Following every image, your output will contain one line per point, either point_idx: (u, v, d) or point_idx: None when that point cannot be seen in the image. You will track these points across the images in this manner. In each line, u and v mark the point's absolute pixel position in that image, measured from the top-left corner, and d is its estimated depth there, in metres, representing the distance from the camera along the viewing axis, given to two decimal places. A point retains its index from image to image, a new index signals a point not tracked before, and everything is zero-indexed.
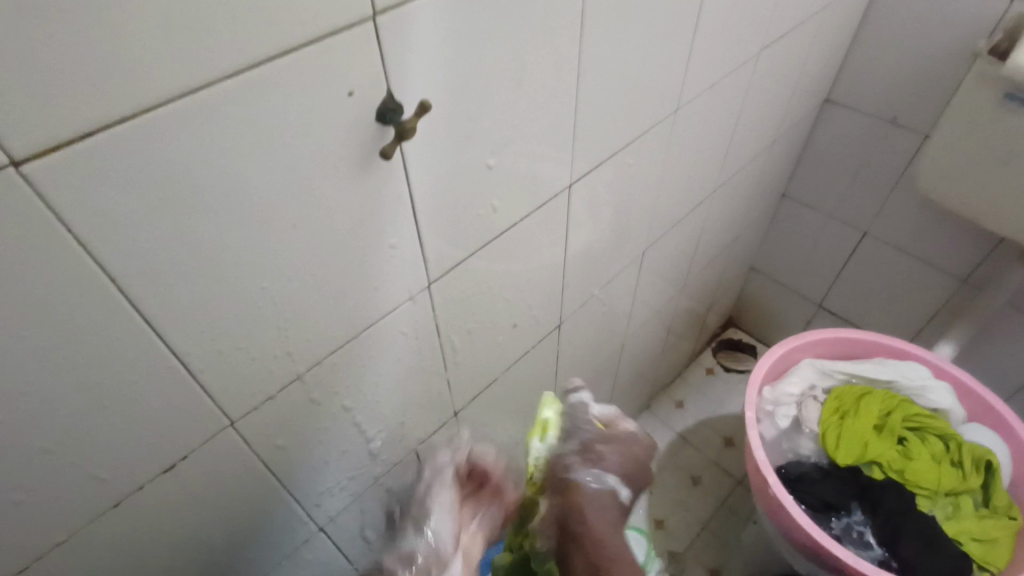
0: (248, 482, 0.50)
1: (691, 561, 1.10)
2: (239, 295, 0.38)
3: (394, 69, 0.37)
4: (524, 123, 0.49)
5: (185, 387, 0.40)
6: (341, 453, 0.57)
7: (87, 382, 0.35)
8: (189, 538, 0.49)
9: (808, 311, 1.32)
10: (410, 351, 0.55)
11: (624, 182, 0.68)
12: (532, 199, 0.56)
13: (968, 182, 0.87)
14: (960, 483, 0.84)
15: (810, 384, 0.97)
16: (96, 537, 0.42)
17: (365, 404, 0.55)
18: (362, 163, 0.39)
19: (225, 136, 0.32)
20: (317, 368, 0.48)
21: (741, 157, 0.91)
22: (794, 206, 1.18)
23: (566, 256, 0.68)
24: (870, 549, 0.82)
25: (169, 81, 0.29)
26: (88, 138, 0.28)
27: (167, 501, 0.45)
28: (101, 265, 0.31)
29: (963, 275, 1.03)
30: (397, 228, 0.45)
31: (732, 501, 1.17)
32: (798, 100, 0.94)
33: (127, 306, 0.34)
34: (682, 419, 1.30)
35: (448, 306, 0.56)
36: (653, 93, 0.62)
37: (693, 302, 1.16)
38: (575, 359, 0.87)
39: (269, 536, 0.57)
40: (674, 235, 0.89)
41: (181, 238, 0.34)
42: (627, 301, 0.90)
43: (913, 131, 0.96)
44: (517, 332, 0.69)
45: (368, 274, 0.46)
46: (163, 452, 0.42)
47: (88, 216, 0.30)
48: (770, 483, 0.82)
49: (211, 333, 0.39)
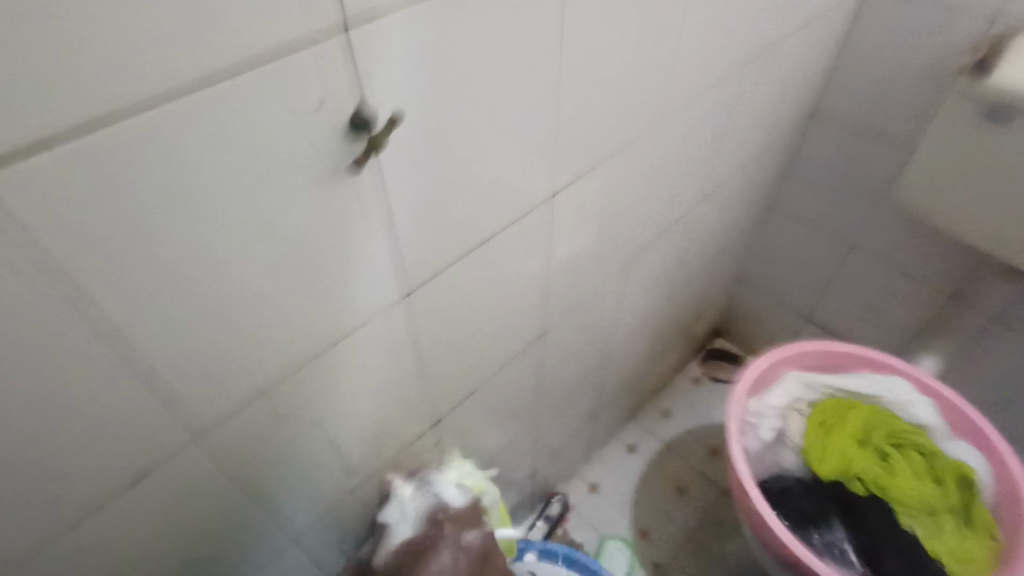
0: (219, 496, 0.49)
1: (676, 572, 1.10)
2: (204, 309, 0.38)
3: (367, 81, 0.37)
4: (502, 136, 0.49)
5: (149, 402, 0.39)
6: (316, 466, 0.56)
7: (46, 399, 0.34)
8: (157, 553, 0.48)
9: (795, 322, 1.32)
10: (385, 363, 0.55)
11: (605, 194, 0.68)
12: (510, 211, 0.56)
13: (951, 199, 0.87)
14: (940, 500, 0.84)
15: (794, 397, 0.96)
16: (58, 554, 0.42)
17: (339, 417, 0.55)
18: (331, 175, 0.39)
19: (187, 149, 0.31)
20: (289, 381, 0.47)
21: (727, 169, 0.91)
22: (781, 218, 1.19)
23: (547, 267, 0.67)
24: (851, 566, 0.82)
25: (129, 94, 0.28)
26: (42, 152, 0.27)
27: (133, 517, 0.44)
28: (58, 279, 0.31)
29: (946, 289, 1.03)
30: (371, 240, 0.44)
31: (716, 513, 1.17)
32: (784, 114, 0.95)
33: (84, 320, 0.33)
34: (668, 429, 1.30)
35: (425, 317, 0.55)
36: (633, 107, 0.62)
37: (679, 312, 1.16)
38: (558, 369, 0.87)
39: (241, 550, 0.56)
40: (658, 247, 0.89)
41: (142, 252, 0.33)
42: (610, 311, 0.89)
43: (898, 146, 0.96)
44: (496, 343, 0.69)
45: (340, 286, 0.45)
46: (127, 467, 0.41)
47: (44, 232, 0.29)
48: (752, 498, 0.81)
49: (175, 347, 0.38)
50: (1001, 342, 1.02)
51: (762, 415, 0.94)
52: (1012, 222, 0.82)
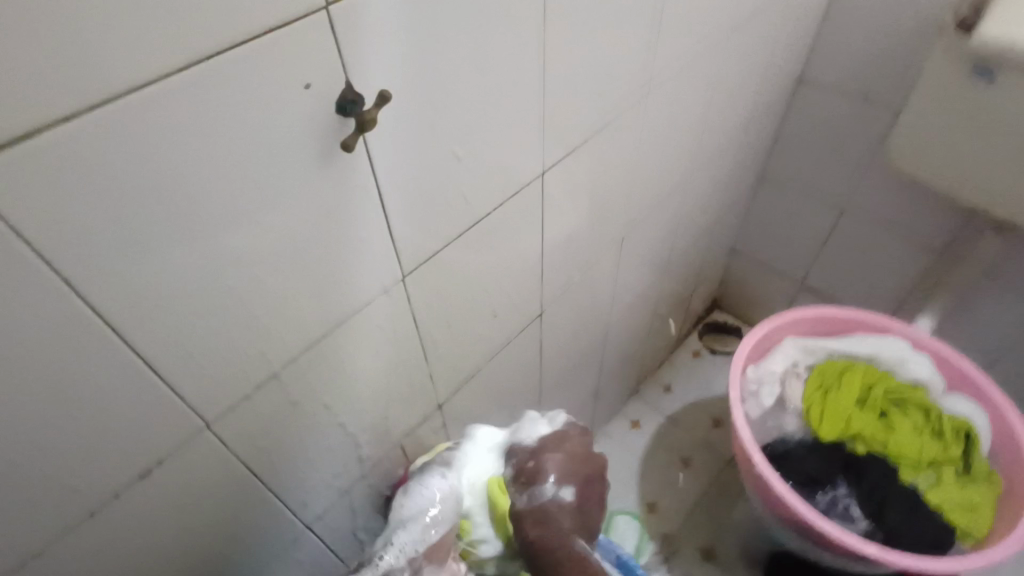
0: (231, 485, 0.50)
1: (684, 542, 1.12)
2: (207, 295, 0.38)
3: (352, 59, 0.37)
4: (491, 111, 0.49)
5: (157, 392, 0.39)
6: (324, 451, 0.57)
7: (52, 391, 0.34)
8: (171, 544, 0.49)
9: (791, 290, 1.33)
10: (388, 346, 0.55)
11: (598, 167, 0.68)
12: (503, 188, 0.56)
13: (938, 158, 0.88)
14: (941, 454, 0.86)
15: (793, 361, 0.97)
16: (76, 546, 0.42)
17: (346, 402, 0.55)
18: (323, 156, 0.39)
19: (178, 134, 0.32)
20: (293, 367, 0.47)
21: (715, 139, 0.91)
22: (772, 186, 1.19)
23: (544, 243, 0.68)
24: (855, 522, 0.83)
25: (119, 78, 0.28)
26: (34, 140, 0.27)
27: (145, 509, 0.44)
28: (55, 271, 0.31)
29: (939, 248, 1.04)
30: (367, 221, 0.45)
31: (722, 482, 1.19)
32: (770, 81, 0.95)
33: (86, 311, 0.33)
34: (670, 402, 1.31)
35: (424, 297, 0.55)
36: (621, 77, 0.61)
37: (676, 285, 1.17)
38: (559, 346, 0.87)
39: (255, 538, 0.57)
40: (652, 218, 0.89)
41: (140, 239, 0.33)
42: (608, 286, 0.89)
43: (885, 107, 0.96)
44: (497, 322, 0.69)
45: (338, 269, 0.45)
46: (138, 458, 0.41)
47: (41, 224, 0.29)
48: (756, 462, 0.83)
49: (177, 337, 0.38)
50: (994, 297, 1.03)
51: (762, 381, 0.95)
52: (1000, 177, 0.83)
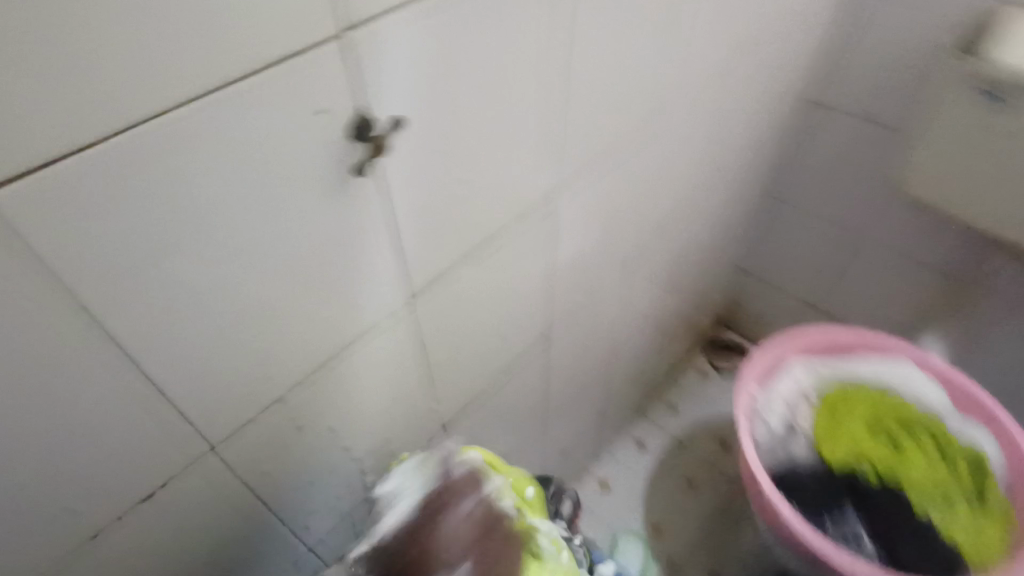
0: (233, 507, 0.49)
1: (689, 566, 1.10)
2: (216, 316, 0.38)
3: (369, 85, 0.37)
4: (503, 136, 0.49)
5: (164, 413, 0.39)
6: (329, 472, 0.56)
7: (60, 412, 0.34)
8: (172, 567, 0.48)
9: (798, 311, 1.32)
10: (395, 367, 0.54)
11: (608, 191, 0.68)
12: (515, 212, 0.56)
13: (949, 182, 0.87)
14: (953, 481, 0.84)
15: (801, 384, 0.96)
16: (74, 569, 0.41)
17: (352, 423, 0.54)
18: (335, 179, 0.39)
19: (192, 156, 0.31)
20: (301, 389, 0.47)
21: (727, 160, 0.91)
22: (782, 206, 1.19)
23: (553, 265, 0.68)
24: (865, 549, 0.82)
25: (137, 104, 0.28)
26: (52, 164, 0.27)
27: (146, 531, 0.44)
28: (69, 292, 0.31)
29: (949, 271, 1.03)
30: (377, 244, 0.44)
31: (728, 505, 1.17)
32: (781, 103, 0.95)
33: (96, 332, 0.33)
34: (676, 423, 1.29)
35: (433, 320, 0.55)
36: (634, 103, 0.62)
37: (683, 304, 1.16)
38: (565, 367, 0.87)
39: (256, 560, 0.56)
40: (661, 240, 0.89)
41: (155, 262, 0.33)
42: (616, 306, 0.89)
43: (894, 130, 0.96)
44: (505, 343, 0.68)
45: (348, 293, 0.45)
46: (141, 480, 0.41)
47: (57, 248, 0.29)
48: (764, 486, 0.81)
49: (184, 359, 0.38)
50: (1006, 324, 1.02)
51: (770, 404, 0.93)
52: (1013, 201, 0.82)
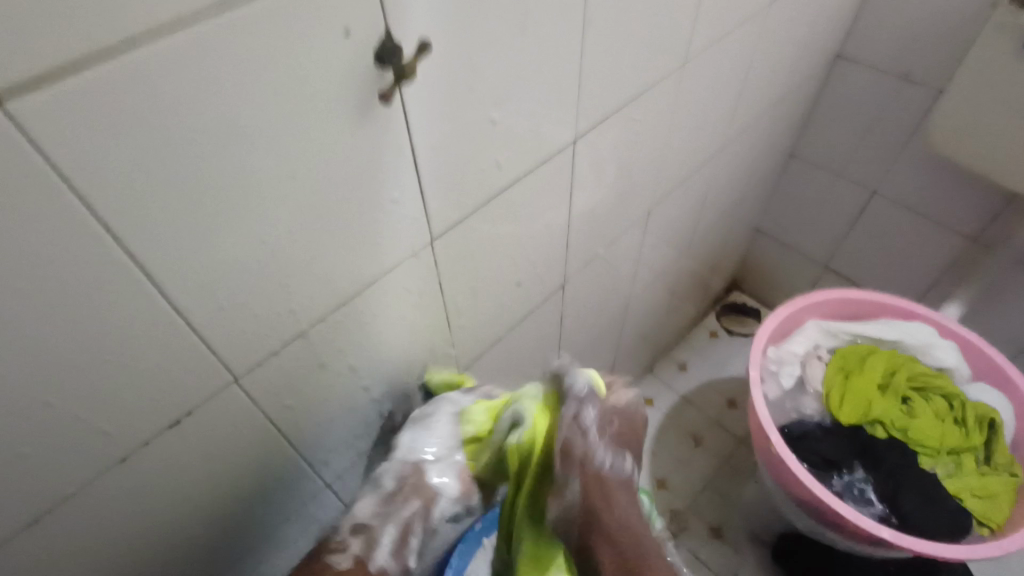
0: (255, 440, 0.50)
1: (693, 519, 1.12)
2: (239, 247, 0.38)
3: (394, 9, 0.35)
4: (528, 73, 0.47)
5: (188, 342, 0.39)
6: (346, 411, 0.57)
7: (86, 335, 0.34)
8: (196, 497, 0.49)
9: (814, 274, 1.31)
10: (413, 309, 0.54)
11: (629, 139, 0.66)
12: (537, 153, 0.55)
13: (981, 140, 0.85)
14: (963, 441, 0.85)
15: (815, 344, 0.96)
16: (103, 493, 0.42)
17: (369, 364, 0.55)
18: (361, 109, 0.38)
19: (216, 74, 0.31)
20: (321, 326, 0.47)
21: (750, 115, 0.89)
22: (803, 166, 1.16)
23: (572, 214, 0.67)
24: (871, 506, 0.82)
25: (159, 15, 0.27)
26: (75, 75, 0.26)
27: (172, 459, 0.45)
28: (94, 213, 0.30)
29: (972, 234, 1.02)
30: (399, 179, 0.44)
31: (733, 462, 1.19)
32: (808, 56, 0.92)
33: (122, 256, 0.33)
34: (685, 381, 1.30)
35: (452, 262, 0.55)
36: (659, 45, 0.60)
37: (697, 264, 1.15)
38: (579, 319, 0.87)
39: (275, 496, 0.58)
40: (679, 195, 0.87)
41: (178, 187, 0.33)
42: (630, 261, 0.88)
43: (926, 86, 0.93)
44: (521, 291, 0.68)
45: (371, 229, 0.45)
46: (167, 407, 0.41)
47: (81, 164, 0.29)
48: (773, 441, 0.82)
49: (208, 288, 0.38)
50: None
51: (782, 362, 0.94)
52: None
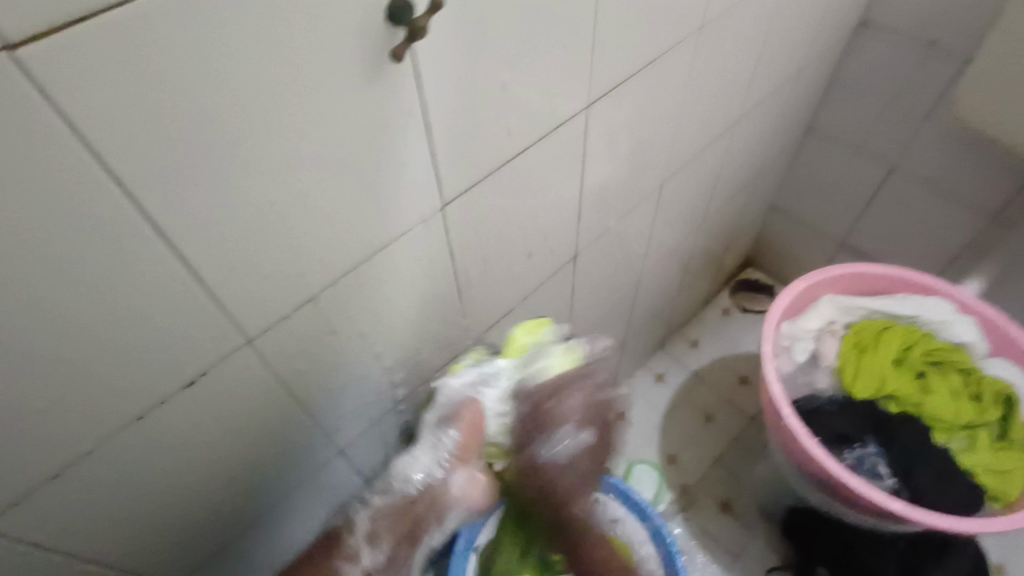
0: (268, 403, 0.51)
1: (702, 493, 1.13)
2: (249, 207, 0.38)
3: None
4: (541, 34, 0.46)
5: (201, 302, 0.40)
6: (358, 377, 0.57)
7: (102, 290, 0.35)
8: (212, 458, 0.50)
9: (830, 251, 1.29)
10: (425, 276, 0.55)
11: (644, 108, 0.65)
12: (548, 120, 0.54)
13: (1008, 110, 0.82)
14: (977, 417, 0.84)
15: (830, 320, 0.95)
16: (120, 450, 0.43)
17: (381, 330, 0.55)
18: (372, 67, 0.37)
19: (223, 27, 0.30)
20: (332, 292, 0.47)
21: (768, 85, 0.87)
22: (821, 140, 1.14)
23: (585, 184, 0.66)
24: (883, 479, 0.82)
25: None
26: (82, 24, 0.26)
27: (188, 418, 0.46)
28: (104, 166, 0.31)
29: (995, 209, 0.99)
30: (410, 143, 0.43)
31: (743, 438, 1.19)
32: (830, 24, 0.89)
33: (133, 212, 0.33)
34: (696, 359, 1.30)
35: (463, 230, 0.55)
36: (676, 8, 0.58)
37: (711, 239, 1.14)
38: (591, 292, 0.86)
39: (289, 459, 0.59)
40: (694, 167, 0.86)
41: (188, 145, 0.33)
42: (644, 234, 0.87)
43: (951, 55, 0.90)
44: (532, 262, 0.68)
45: (379, 193, 0.44)
46: (182, 367, 0.42)
47: (89, 115, 0.29)
48: (783, 415, 0.82)
49: (220, 247, 0.38)
50: None
51: (795, 338, 0.93)
52: None
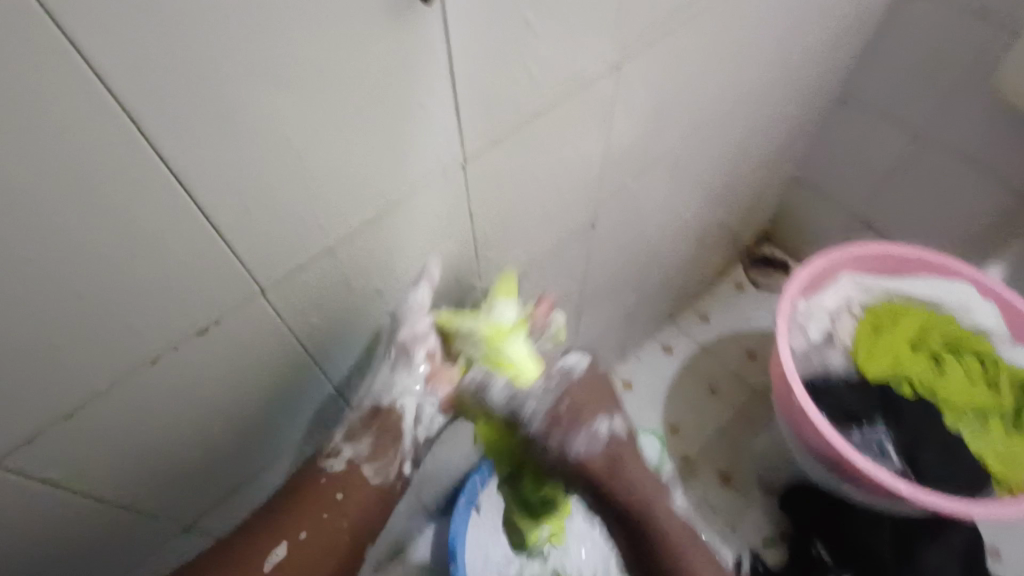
0: (279, 352, 0.50)
1: (704, 464, 1.14)
2: (266, 149, 0.36)
3: None
4: None
5: (215, 246, 0.39)
6: (369, 331, 0.57)
7: (116, 229, 0.34)
8: (222, 404, 0.50)
9: (849, 228, 1.27)
10: (442, 233, 0.53)
11: (674, 68, 0.63)
12: (576, 75, 0.52)
13: None
14: (992, 402, 0.85)
15: (847, 298, 0.94)
16: (132, 391, 0.43)
17: (393, 285, 0.54)
18: (398, 5, 0.35)
19: None
20: (348, 243, 0.46)
21: (803, 51, 0.83)
22: (852, 113, 1.10)
23: (608, 145, 0.64)
24: (890, 460, 0.82)
25: None
26: None
27: (200, 364, 0.45)
28: (117, 98, 0.29)
29: None
30: (434, 93, 0.41)
31: (747, 411, 1.19)
32: None
33: (147, 148, 0.32)
34: (705, 332, 1.29)
35: (481, 188, 0.53)
36: None
37: (730, 211, 1.11)
38: (605, 259, 0.85)
39: (298, 410, 0.59)
40: (720, 134, 0.83)
41: (202, 78, 0.31)
42: (663, 201, 0.85)
43: (998, 28, 0.85)
44: (549, 225, 0.67)
45: (398, 142, 0.42)
46: (196, 312, 0.42)
47: (101, 40, 0.27)
48: (795, 392, 0.81)
49: (236, 189, 0.37)
50: None
51: (811, 315, 0.91)
52: None
